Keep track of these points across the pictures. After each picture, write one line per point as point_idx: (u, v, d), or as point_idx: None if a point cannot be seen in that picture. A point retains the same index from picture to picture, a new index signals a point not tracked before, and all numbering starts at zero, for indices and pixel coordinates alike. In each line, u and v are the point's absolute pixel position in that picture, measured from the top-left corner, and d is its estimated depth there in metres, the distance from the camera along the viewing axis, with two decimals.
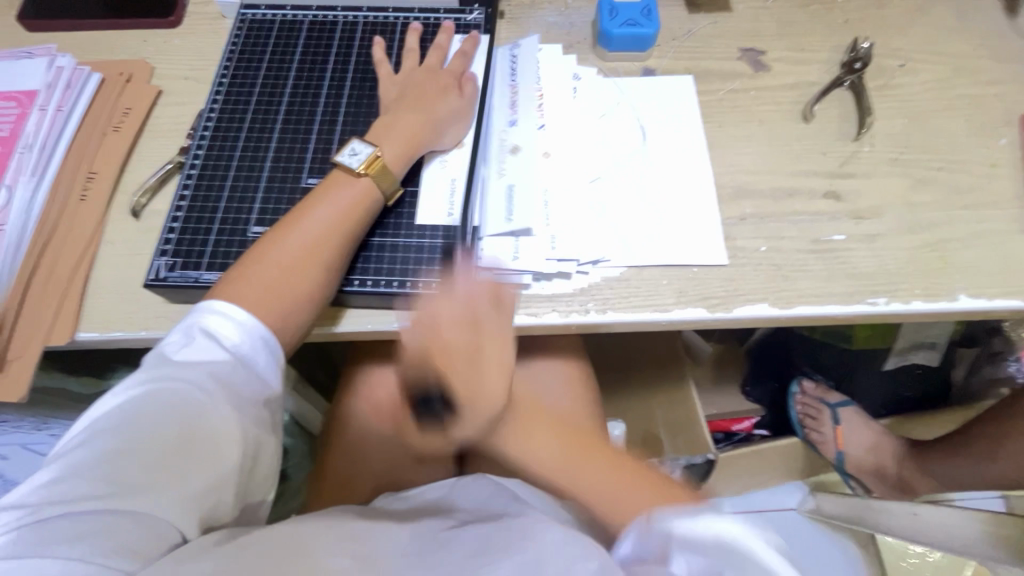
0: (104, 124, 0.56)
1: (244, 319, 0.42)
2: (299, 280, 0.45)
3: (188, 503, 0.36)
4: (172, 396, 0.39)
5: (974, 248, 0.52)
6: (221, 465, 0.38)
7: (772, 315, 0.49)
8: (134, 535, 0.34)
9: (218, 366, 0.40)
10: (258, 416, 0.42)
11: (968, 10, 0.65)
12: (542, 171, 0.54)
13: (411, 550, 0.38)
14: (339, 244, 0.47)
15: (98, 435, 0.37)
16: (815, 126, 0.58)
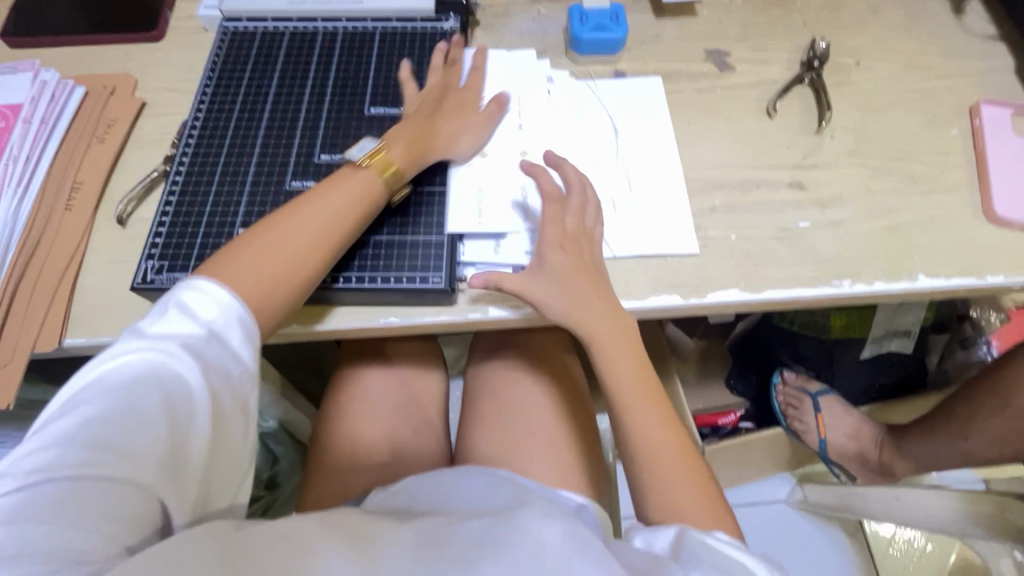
0: (88, 135, 0.57)
1: (222, 295, 0.43)
2: (299, 265, 0.46)
3: (164, 485, 0.37)
4: (149, 368, 0.39)
5: (932, 231, 0.55)
6: (196, 447, 0.39)
7: (743, 299, 0.51)
8: (111, 516, 0.35)
9: (192, 338, 0.41)
10: (231, 393, 0.42)
11: (918, 11, 0.69)
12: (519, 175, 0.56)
13: (407, 544, 0.39)
14: (331, 232, 0.48)
15: (76, 406, 0.37)
16: (779, 121, 0.61)
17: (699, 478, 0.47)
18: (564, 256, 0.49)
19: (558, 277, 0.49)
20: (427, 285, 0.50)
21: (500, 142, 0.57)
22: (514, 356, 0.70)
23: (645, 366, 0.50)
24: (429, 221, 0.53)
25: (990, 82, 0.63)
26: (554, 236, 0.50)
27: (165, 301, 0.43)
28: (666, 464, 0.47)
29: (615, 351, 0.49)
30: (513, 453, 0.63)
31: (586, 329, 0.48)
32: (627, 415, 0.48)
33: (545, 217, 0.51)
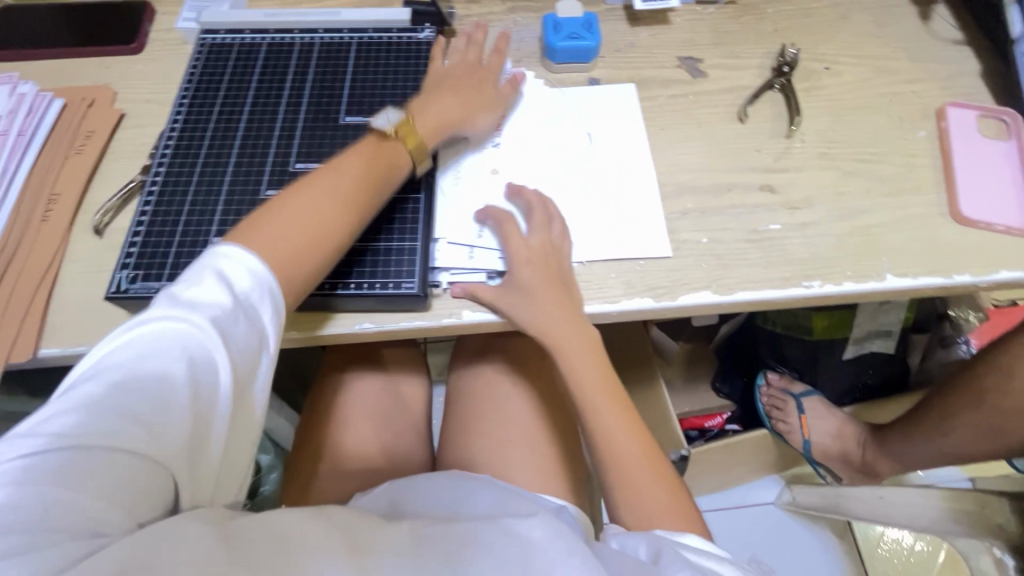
0: (66, 147, 0.58)
1: (255, 264, 0.43)
2: (331, 229, 0.47)
3: (181, 464, 0.37)
4: (178, 338, 0.38)
5: (900, 232, 0.56)
6: (216, 426, 0.39)
7: (714, 301, 0.52)
8: (127, 492, 0.35)
9: (223, 310, 0.40)
10: (253, 369, 0.42)
11: (886, 17, 0.70)
12: (492, 188, 0.57)
13: (400, 543, 0.39)
14: (359, 201, 0.49)
15: (103, 370, 0.37)
16: (750, 126, 0.62)
17: (666, 480, 0.49)
18: (534, 272, 0.51)
19: (527, 293, 0.51)
20: (400, 291, 0.50)
21: (483, 156, 0.59)
22: (495, 360, 0.71)
23: (613, 383, 0.52)
24: (403, 227, 0.53)
25: (956, 85, 0.65)
26: (523, 253, 0.52)
27: (196, 266, 0.42)
28: (634, 466, 0.48)
29: (581, 361, 0.51)
30: (494, 457, 0.63)
31: (553, 338, 0.51)
32: (592, 422, 0.50)
33: (510, 233, 0.53)
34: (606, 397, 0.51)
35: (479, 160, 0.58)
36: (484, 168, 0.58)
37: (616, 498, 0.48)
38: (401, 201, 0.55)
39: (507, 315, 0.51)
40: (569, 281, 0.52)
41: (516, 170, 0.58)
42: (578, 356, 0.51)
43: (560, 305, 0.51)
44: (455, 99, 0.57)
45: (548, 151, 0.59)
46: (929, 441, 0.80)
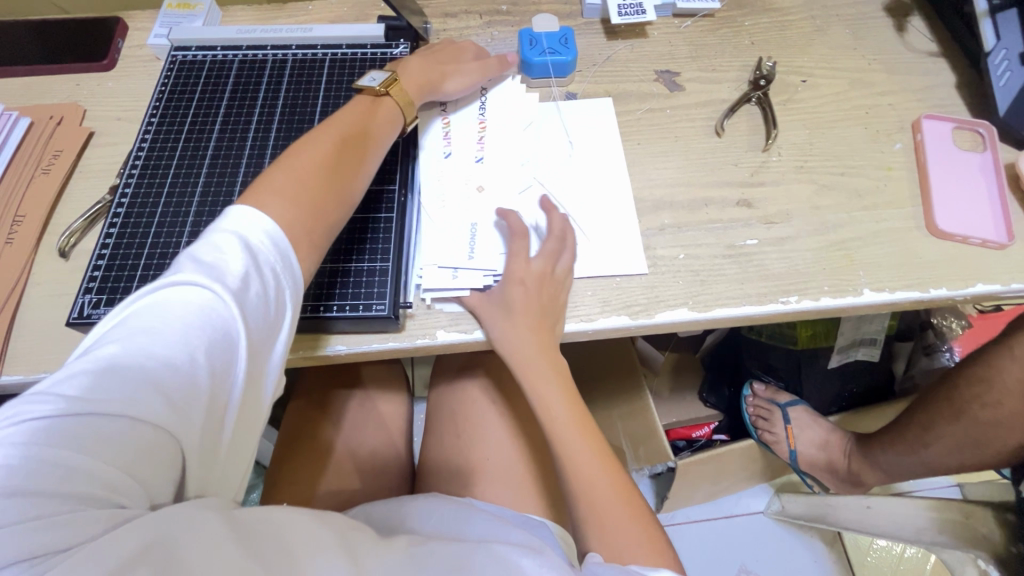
0: (33, 167, 0.57)
1: (268, 227, 0.42)
2: (338, 187, 0.48)
3: (198, 440, 0.35)
4: (197, 305, 0.37)
5: (877, 246, 0.55)
6: (232, 400, 0.38)
7: (691, 319, 0.52)
8: (141, 465, 0.33)
9: (242, 278, 0.39)
10: (267, 342, 0.41)
11: (862, 29, 0.70)
12: (474, 206, 0.56)
13: (396, 554, 0.38)
14: (361, 167, 0.50)
15: (122, 334, 0.35)
16: (727, 140, 0.61)
17: (634, 511, 0.47)
18: (521, 290, 0.50)
19: (509, 313, 0.50)
20: (371, 313, 0.49)
21: (466, 172, 0.58)
22: (474, 375, 0.70)
23: (586, 420, 0.51)
24: (374, 247, 0.53)
25: (931, 97, 0.65)
26: (517, 272, 0.51)
27: (212, 233, 0.41)
28: (605, 493, 0.47)
29: (549, 392, 0.51)
30: (474, 476, 0.62)
31: (521, 363, 0.50)
32: (563, 456, 0.49)
33: (514, 252, 0.52)
34: (577, 429, 0.50)
35: (464, 177, 0.58)
36: (473, 185, 0.57)
37: (587, 526, 0.47)
38: (373, 221, 0.54)
39: (485, 330, 0.51)
40: (556, 310, 0.51)
41: (501, 187, 0.57)
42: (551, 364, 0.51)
43: (536, 332, 0.50)
44: (434, 64, 0.59)
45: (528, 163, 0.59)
46: (914, 451, 0.79)
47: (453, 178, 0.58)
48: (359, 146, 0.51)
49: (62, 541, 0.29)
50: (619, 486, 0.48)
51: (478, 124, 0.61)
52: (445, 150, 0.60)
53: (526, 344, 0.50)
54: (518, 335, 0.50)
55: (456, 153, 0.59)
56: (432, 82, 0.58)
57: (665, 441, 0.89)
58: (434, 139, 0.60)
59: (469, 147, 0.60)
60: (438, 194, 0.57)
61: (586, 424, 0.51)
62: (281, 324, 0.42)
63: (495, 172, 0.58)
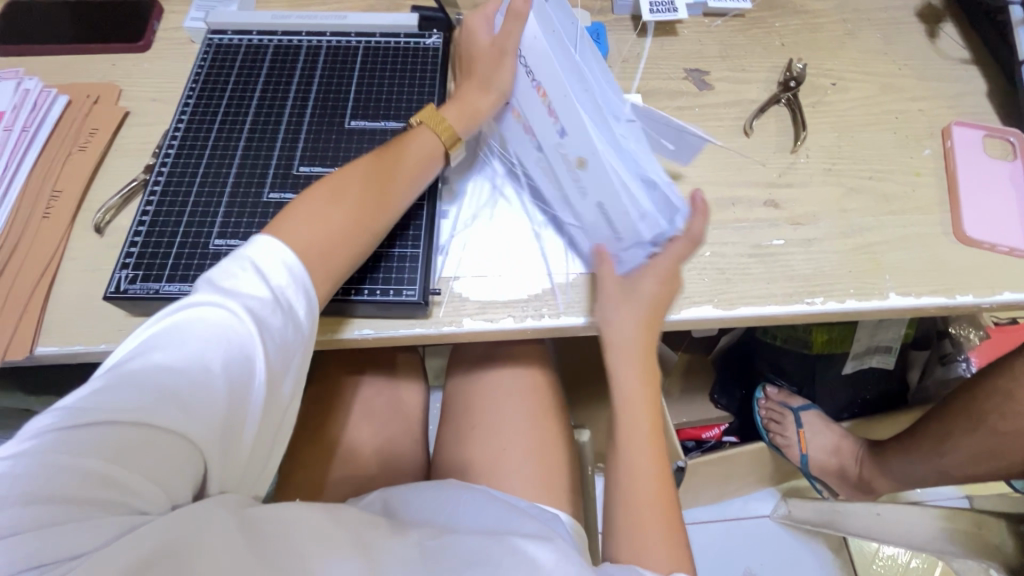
0: (69, 144, 0.58)
1: (284, 254, 0.42)
2: (364, 213, 0.47)
3: (217, 448, 0.37)
4: (214, 326, 0.39)
5: (904, 251, 0.55)
6: (249, 413, 0.39)
7: (717, 315, 0.52)
8: (156, 472, 0.34)
9: (258, 301, 0.40)
10: (286, 359, 0.42)
11: (893, 33, 0.70)
12: (590, 180, 0.47)
13: (409, 552, 0.40)
14: (391, 189, 0.49)
15: (144, 353, 0.37)
16: (755, 140, 0.61)
17: (672, 535, 0.47)
18: (656, 284, 0.49)
19: (632, 299, 0.49)
20: (400, 298, 0.50)
21: (560, 142, 0.48)
22: (492, 366, 0.71)
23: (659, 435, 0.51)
24: (405, 233, 0.53)
25: (962, 104, 0.65)
26: (664, 269, 0.49)
27: (233, 257, 0.42)
28: (650, 509, 0.47)
29: (636, 388, 0.50)
30: (492, 466, 0.63)
31: (618, 346, 0.50)
32: (624, 455, 0.49)
33: (667, 251, 0.49)
34: (650, 441, 0.50)
35: (561, 154, 0.49)
36: (575, 156, 0.47)
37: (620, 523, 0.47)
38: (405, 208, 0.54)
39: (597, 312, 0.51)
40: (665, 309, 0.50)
41: (604, 141, 0.45)
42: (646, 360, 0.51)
43: (648, 327, 0.50)
44: (473, 80, 0.53)
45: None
46: (929, 459, 0.79)
47: (551, 153, 0.50)
48: (393, 165, 0.50)
49: (79, 543, 0.31)
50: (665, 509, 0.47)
51: (552, 68, 0.45)
52: (534, 144, 0.53)
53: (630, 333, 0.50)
54: (630, 326, 0.50)
55: (540, 129, 0.50)
56: (475, 104, 0.53)
57: (675, 439, 0.89)
58: (519, 138, 0.55)
59: (542, 120, 0.49)
60: (552, 169, 0.52)
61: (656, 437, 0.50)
62: (302, 344, 0.43)
63: (585, 135, 0.44)
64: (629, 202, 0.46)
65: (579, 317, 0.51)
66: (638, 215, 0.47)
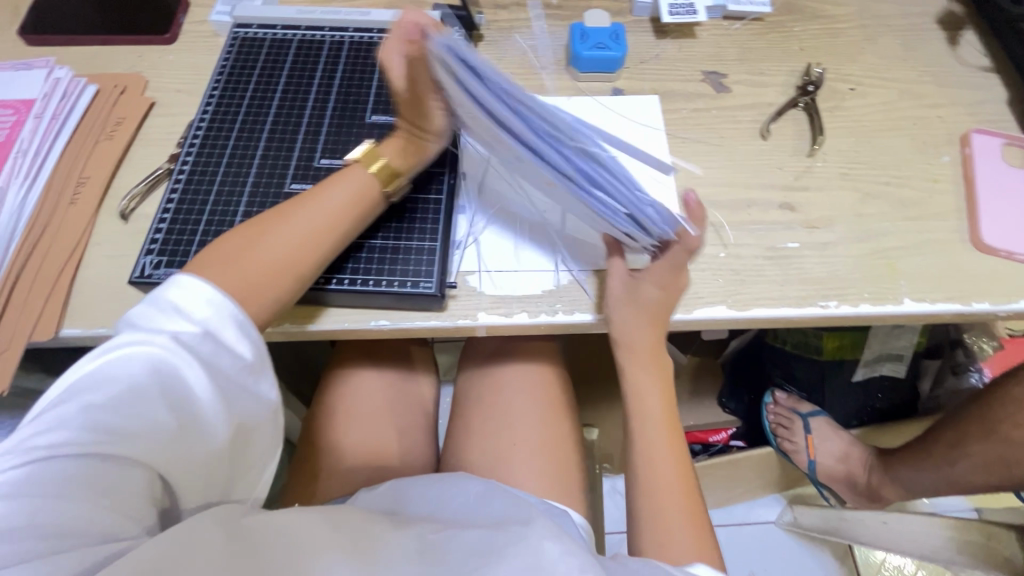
0: (96, 132, 0.59)
1: (212, 294, 0.42)
2: (303, 246, 0.47)
3: (180, 471, 0.40)
4: (153, 364, 0.38)
5: (919, 256, 0.55)
6: (203, 440, 0.40)
7: (730, 316, 0.52)
8: (116, 500, 0.36)
9: (195, 338, 0.40)
10: (236, 386, 0.42)
11: (913, 39, 0.70)
12: (567, 199, 0.49)
13: (407, 547, 0.42)
14: (338, 215, 0.48)
15: (69, 396, 0.37)
16: (772, 142, 0.62)
17: (697, 518, 0.49)
18: (658, 290, 0.49)
19: (638, 303, 0.50)
20: (418, 290, 0.50)
21: (533, 170, 0.48)
22: (503, 363, 0.71)
23: (672, 419, 0.53)
24: (423, 226, 0.54)
25: (981, 112, 0.64)
26: (662, 276, 0.49)
27: (162, 294, 0.42)
28: (672, 499, 0.49)
29: (646, 380, 0.53)
30: (500, 462, 0.64)
31: (627, 346, 0.52)
32: (642, 447, 0.52)
33: (664, 259, 0.49)
34: (663, 426, 0.52)
35: (537, 176, 0.49)
36: (546, 179, 0.48)
37: (642, 523, 0.49)
38: (423, 201, 0.55)
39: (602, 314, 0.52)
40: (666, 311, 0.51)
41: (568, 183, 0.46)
42: (652, 361, 0.52)
43: (654, 330, 0.51)
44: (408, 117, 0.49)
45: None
46: (940, 467, 0.79)
47: (526, 170, 0.51)
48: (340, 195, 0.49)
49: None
50: (686, 498, 0.50)
51: (492, 119, 0.43)
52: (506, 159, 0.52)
53: (636, 334, 0.51)
54: (630, 335, 0.51)
55: (505, 154, 0.50)
56: (415, 146, 0.51)
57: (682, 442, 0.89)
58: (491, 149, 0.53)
59: (507, 152, 0.48)
60: (525, 173, 0.51)
61: (669, 425, 0.52)
62: (253, 368, 0.42)
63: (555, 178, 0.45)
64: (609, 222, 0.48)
65: (584, 315, 0.52)
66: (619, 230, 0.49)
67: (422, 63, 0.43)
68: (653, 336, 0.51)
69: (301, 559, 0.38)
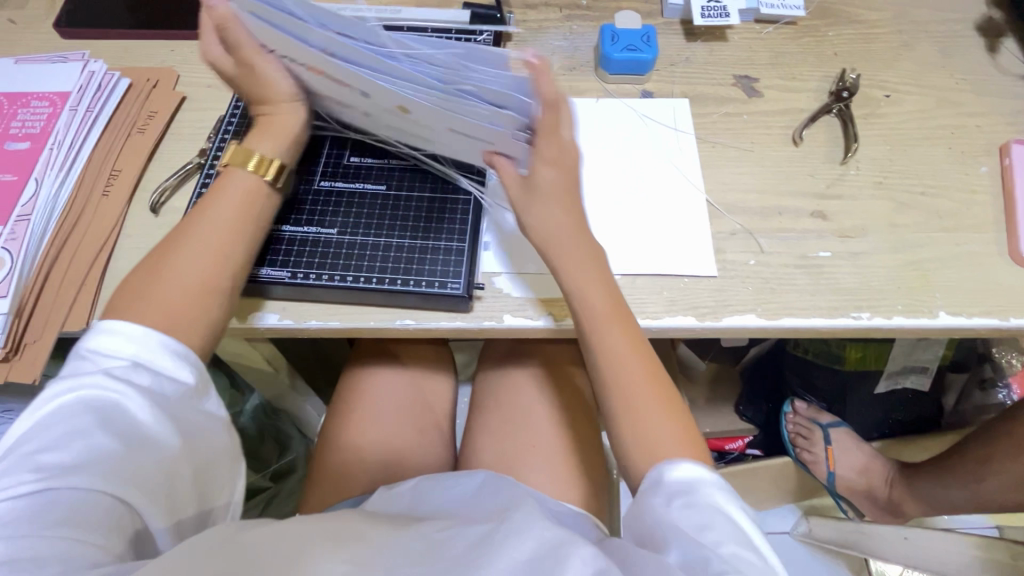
0: (129, 126, 0.60)
1: (126, 328, 0.42)
2: (198, 255, 0.45)
3: (141, 498, 0.38)
4: (85, 400, 0.39)
5: (955, 269, 0.54)
6: (154, 459, 0.40)
7: (759, 325, 0.51)
8: (83, 527, 0.35)
9: (123, 367, 0.40)
10: (177, 402, 0.42)
11: (951, 46, 0.68)
12: (426, 115, 0.46)
13: (407, 545, 0.41)
14: (240, 223, 0.47)
15: (16, 451, 0.37)
16: (804, 149, 0.61)
17: (672, 408, 0.46)
18: (552, 169, 0.46)
19: (543, 193, 0.47)
20: (445, 291, 0.50)
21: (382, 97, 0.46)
22: (523, 364, 0.71)
23: (620, 303, 0.48)
24: (452, 227, 0.54)
25: (1021, 122, 0.63)
26: (550, 150, 0.45)
27: (83, 345, 0.42)
28: (643, 401, 0.46)
29: (585, 274, 0.47)
30: (518, 464, 0.63)
31: (549, 245, 0.47)
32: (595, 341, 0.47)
33: (540, 127, 0.44)
34: (614, 318, 0.47)
35: (384, 105, 0.47)
36: (396, 105, 0.46)
37: (622, 434, 0.46)
38: (452, 202, 0.55)
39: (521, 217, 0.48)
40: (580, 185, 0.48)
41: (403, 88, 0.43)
42: (598, 302, 0.47)
43: (570, 214, 0.48)
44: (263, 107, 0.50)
45: (608, 148, 0.60)
46: (968, 484, 0.77)
47: (380, 106, 0.48)
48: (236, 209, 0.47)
49: None
50: (655, 395, 0.46)
51: (321, 53, 0.42)
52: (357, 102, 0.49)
53: (557, 228, 0.47)
54: (544, 235, 0.47)
55: (348, 95, 0.48)
56: (281, 124, 0.50)
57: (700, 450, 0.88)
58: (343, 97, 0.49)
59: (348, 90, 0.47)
60: (378, 108, 0.49)
61: (618, 309, 0.48)
62: (189, 384, 0.43)
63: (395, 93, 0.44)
64: (467, 119, 0.45)
65: (540, 320, 0.51)
66: (484, 122, 0.45)
67: (234, 27, 0.44)
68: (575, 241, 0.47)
69: (297, 555, 0.37)
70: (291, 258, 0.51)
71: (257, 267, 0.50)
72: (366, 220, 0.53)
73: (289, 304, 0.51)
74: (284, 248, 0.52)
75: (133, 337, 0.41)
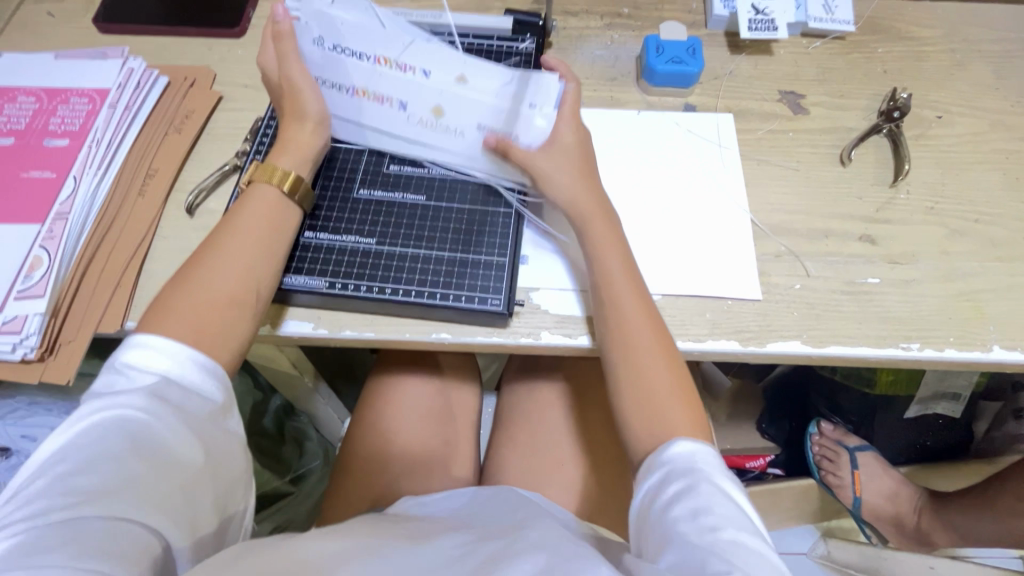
0: (166, 124, 0.59)
1: (158, 343, 0.41)
2: (227, 266, 0.44)
3: (164, 522, 0.36)
4: (116, 420, 0.38)
5: (1009, 300, 0.52)
6: (183, 478, 0.38)
7: (804, 353, 0.50)
8: (110, 550, 0.33)
9: (152, 385, 0.39)
10: (205, 419, 0.40)
11: (1005, 67, 0.66)
12: (460, 113, 0.49)
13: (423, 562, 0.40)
14: (271, 236, 0.47)
15: (44, 477, 0.36)
16: (853, 170, 0.59)
17: (693, 411, 0.45)
18: (574, 134, 0.50)
19: (566, 157, 0.50)
20: (485, 306, 0.49)
21: (418, 102, 0.49)
22: (551, 377, 0.70)
23: (636, 277, 0.48)
24: (492, 241, 0.53)
25: None
26: (572, 118, 0.50)
27: (110, 368, 0.41)
28: (667, 405, 0.44)
29: (610, 246, 0.48)
30: (544, 481, 0.62)
31: (579, 213, 0.49)
32: (617, 327, 0.46)
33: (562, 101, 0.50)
34: (633, 291, 0.47)
35: (419, 113, 0.50)
36: (432, 109, 0.49)
37: (641, 432, 0.44)
38: (492, 214, 0.54)
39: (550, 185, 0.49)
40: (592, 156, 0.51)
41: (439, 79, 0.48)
42: (619, 280, 0.47)
43: (588, 178, 0.50)
44: (289, 120, 0.51)
45: (649, 163, 0.59)
46: None
47: (415, 121, 0.51)
48: (267, 224, 0.47)
49: None
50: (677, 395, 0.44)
51: (370, 64, 0.48)
52: (389, 125, 0.52)
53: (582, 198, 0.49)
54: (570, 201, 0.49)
55: (384, 112, 0.51)
56: (301, 142, 0.50)
57: None
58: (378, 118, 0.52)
59: (386, 107, 0.51)
60: (411, 122, 0.51)
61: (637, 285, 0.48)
62: (217, 401, 0.41)
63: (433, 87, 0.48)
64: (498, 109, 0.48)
65: (581, 339, 0.50)
66: (515, 109, 0.48)
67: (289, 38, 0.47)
68: (594, 203, 0.49)
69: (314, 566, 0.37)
70: (329, 267, 0.51)
71: (294, 275, 0.50)
72: (404, 230, 0.53)
73: (324, 313, 0.50)
74: (323, 256, 0.51)
75: (160, 355, 0.40)
